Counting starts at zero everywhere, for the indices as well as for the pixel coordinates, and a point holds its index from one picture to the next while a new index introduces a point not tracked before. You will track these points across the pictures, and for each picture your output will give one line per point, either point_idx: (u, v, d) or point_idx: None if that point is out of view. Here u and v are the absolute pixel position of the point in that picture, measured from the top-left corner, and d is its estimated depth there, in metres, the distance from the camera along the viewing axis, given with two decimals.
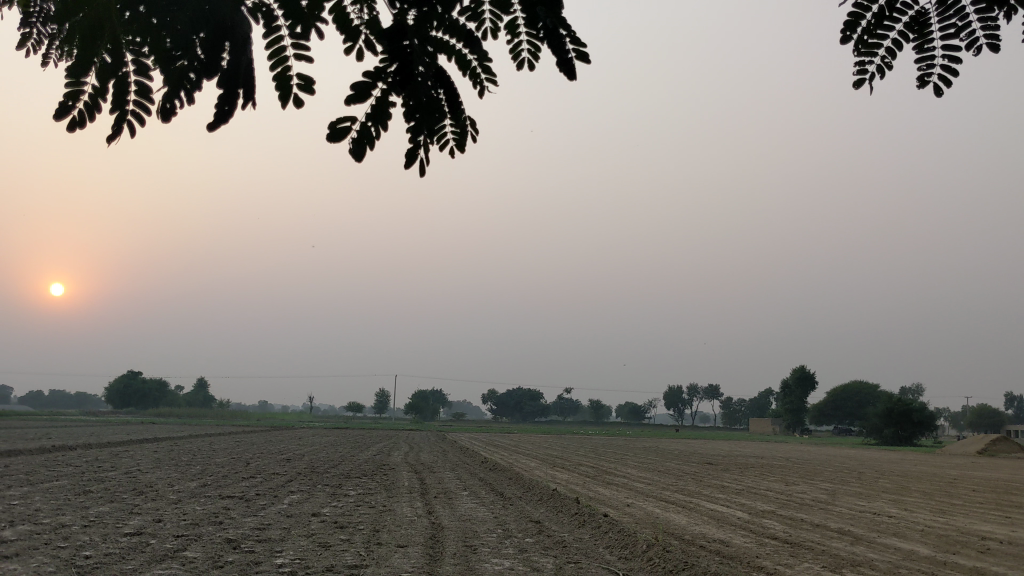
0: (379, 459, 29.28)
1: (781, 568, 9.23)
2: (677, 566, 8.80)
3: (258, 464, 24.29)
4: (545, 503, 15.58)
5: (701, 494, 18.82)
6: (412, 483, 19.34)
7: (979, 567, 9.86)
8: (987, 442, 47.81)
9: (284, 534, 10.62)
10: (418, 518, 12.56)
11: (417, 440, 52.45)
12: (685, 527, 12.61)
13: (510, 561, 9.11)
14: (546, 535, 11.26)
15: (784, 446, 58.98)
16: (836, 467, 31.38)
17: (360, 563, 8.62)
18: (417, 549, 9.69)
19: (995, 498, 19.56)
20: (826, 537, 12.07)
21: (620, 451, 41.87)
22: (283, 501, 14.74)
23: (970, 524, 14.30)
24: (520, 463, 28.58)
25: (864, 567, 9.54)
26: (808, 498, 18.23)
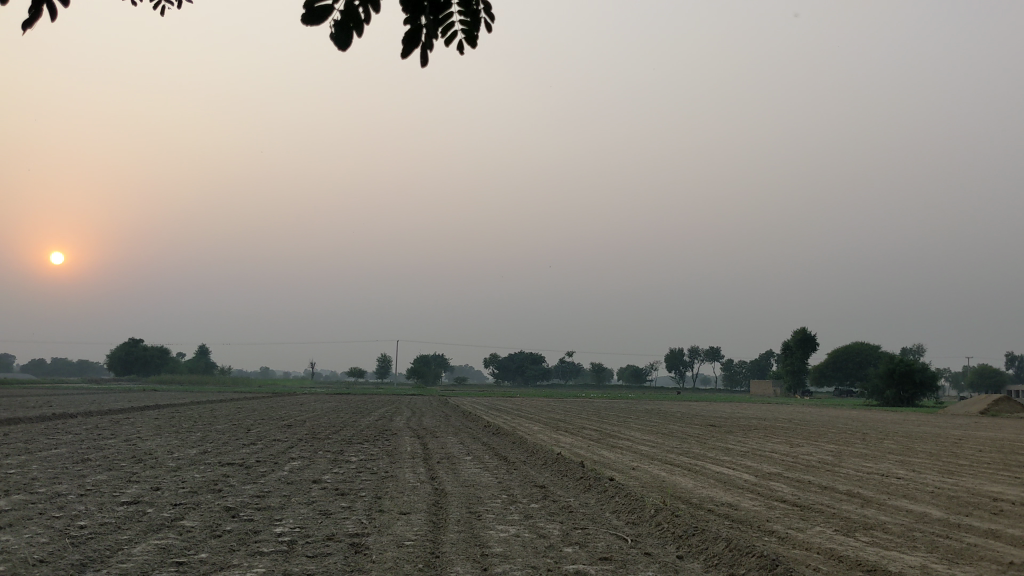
0: (381, 424, 29.09)
1: (792, 532, 9.02)
2: (687, 531, 8.58)
3: (259, 431, 24.08)
4: (550, 468, 15.39)
5: (706, 457, 18.62)
6: (415, 449, 19.16)
7: (993, 529, 9.64)
8: (990, 402, 47.62)
9: (284, 502, 10.41)
10: (420, 485, 12.36)
11: (419, 404, 52.28)
12: (693, 490, 12.41)
13: (515, 527, 8.90)
14: (551, 500, 11.06)
15: (785, 407, 58.93)
16: (839, 428, 31.20)
17: (361, 532, 8.39)
18: (421, 516, 9.47)
19: (1003, 459, 19.37)
20: (835, 499, 11.88)
21: (622, 414, 41.73)
22: (285, 467, 14.54)
23: (981, 485, 14.09)
24: (523, 427, 28.39)
25: (876, 530, 9.33)
26: (814, 461, 18.04)
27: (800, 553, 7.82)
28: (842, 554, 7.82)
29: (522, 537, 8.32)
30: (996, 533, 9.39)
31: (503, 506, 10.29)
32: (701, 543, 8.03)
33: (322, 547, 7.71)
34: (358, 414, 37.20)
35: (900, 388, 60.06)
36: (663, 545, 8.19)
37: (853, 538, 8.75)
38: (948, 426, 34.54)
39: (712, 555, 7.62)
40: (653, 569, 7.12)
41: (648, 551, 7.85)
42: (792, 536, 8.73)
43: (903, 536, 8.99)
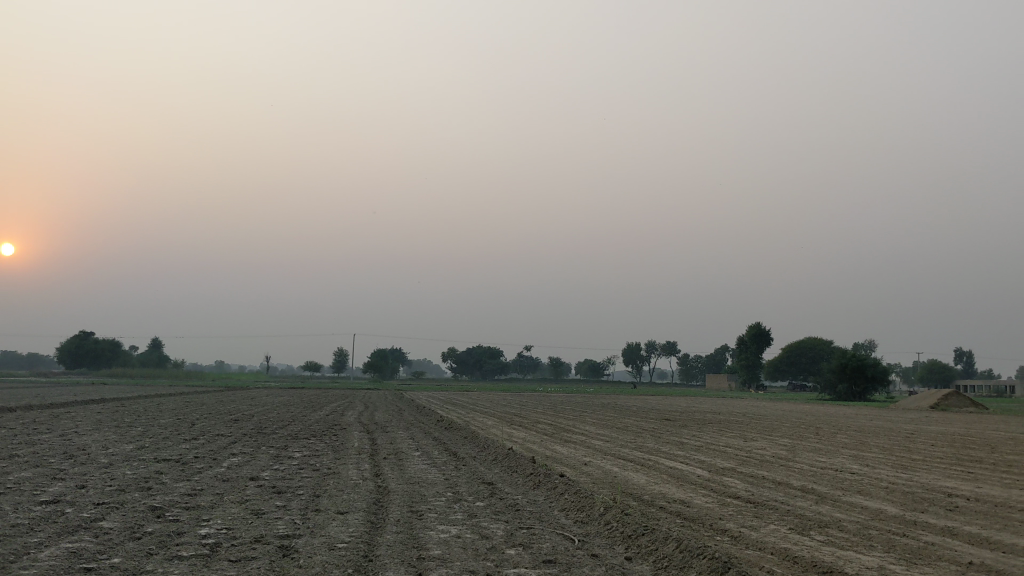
0: (332, 419, 28.50)
1: (746, 531, 8.68)
2: (637, 531, 8.19)
3: (204, 425, 23.39)
4: (500, 463, 14.98)
5: (659, 451, 18.35)
6: (363, 444, 18.67)
7: (951, 527, 9.37)
8: (939, 397, 48.18)
9: (216, 501, 9.86)
10: (363, 482, 11.88)
11: (374, 398, 51.79)
12: (644, 487, 12.05)
13: (457, 527, 8.46)
14: (498, 498, 10.65)
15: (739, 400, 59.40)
16: (793, 422, 31.27)
17: (293, 534, 7.92)
18: (358, 516, 8.99)
19: (956, 453, 19.35)
20: (790, 495, 11.57)
21: (578, 408, 41.45)
22: (223, 464, 13.99)
23: (935, 481, 13.92)
24: (476, 421, 28.00)
25: (831, 528, 9.00)
26: (768, 455, 17.82)
27: (753, 554, 7.46)
28: (797, 554, 7.48)
29: (462, 538, 7.89)
30: (953, 531, 9.12)
31: (446, 504, 9.85)
32: (650, 544, 7.64)
33: (250, 551, 7.19)
34: (310, 408, 36.53)
35: (852, 382, 60.69)
36: (612, 546, 7.80)
37: (809, 537, 8.42)
38: (899, 420, 34.86)
39: (662, 557, 7.23)
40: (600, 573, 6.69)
41: (595, 553, 7.44)
42: (745, 535, 8.40)
43: (859, 535, 8.66)
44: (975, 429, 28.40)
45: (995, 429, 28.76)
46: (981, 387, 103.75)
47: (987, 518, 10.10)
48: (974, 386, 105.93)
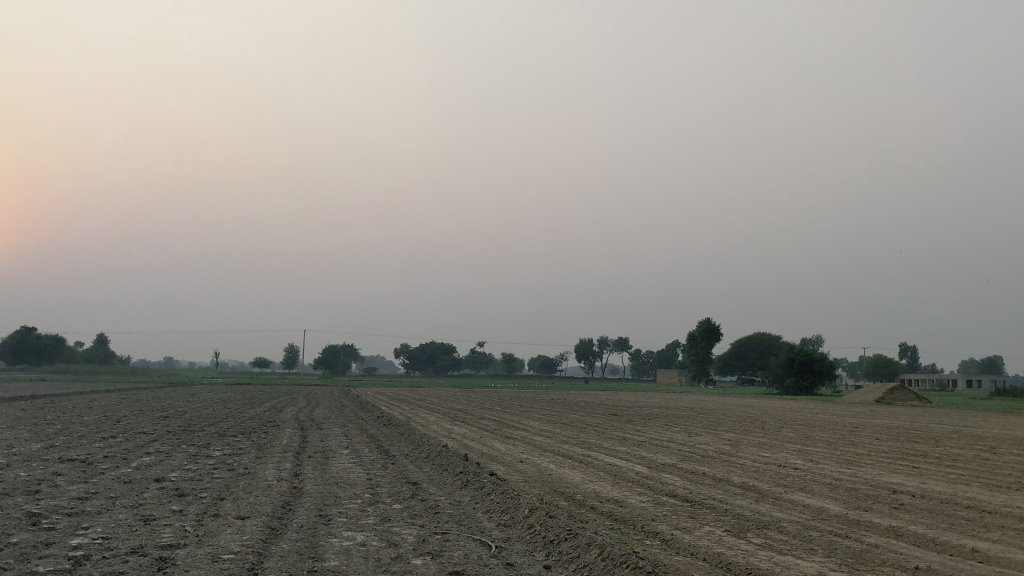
0: (268, 415, 27.53)
1: (679, 534, 8.03)
2: (560, 535, 7.53)
3: (128, 422, 22.35)
4: (431, 461, 14.25)
5: (600, 447, 17.80)
6: (292, 441, 17.82)
7: (896, 527, 8.81)
8: (885, 390, 48.42)
9: (106, 506, 8.99)
10: (278, 483, 11.12)
11: (317, 393, 50.63)
12: (577, 485, 11.42)
13: (364, 534, 7.70)
14: (419, 499, 9.91)
15: (689, 395, 59.38)
16: (740, 416, 31.02)
17: (177, 543, 7.14)
18: (258, 522, 8.18)
19: (900, 448, 19.04)
20: (729, 493, 10.98)
21: (526, 404, 40.93)
22: (133, 464, 13.09)
23: (880, 476, 13.49)
24: (417, 418, 27.22)
25: (770, 530, 8.40)
26: (711, 450, 17.33)
27: (683, 561, 6.80)
28: (730, 560, 6.86)
29: (366, 547, 7.13)
30: (899, 532, 8.55)
31: (359, 508, 9.08)
32: (572, 551, 6.97)
33: (120, 564, 6.38)
34: (249, 404, 35.47)
35: (800, 377, 61.01)
36: (530, 553, 7.13)
37: (744, 540, 7.80)
38: (845, 414, 34.78)
39: (582, 566, 6.56)
40: None
41: (509, 562, 6.75)
42: (678, 537, 7.78)
43: (798, 537, 8.07)
44: (920, 423, 28.37)
45: (938, 423, 28.69)
46: (925, 380, 105.38)
47: (933, 516, 9.58)
48: (919, 380, 107.47)
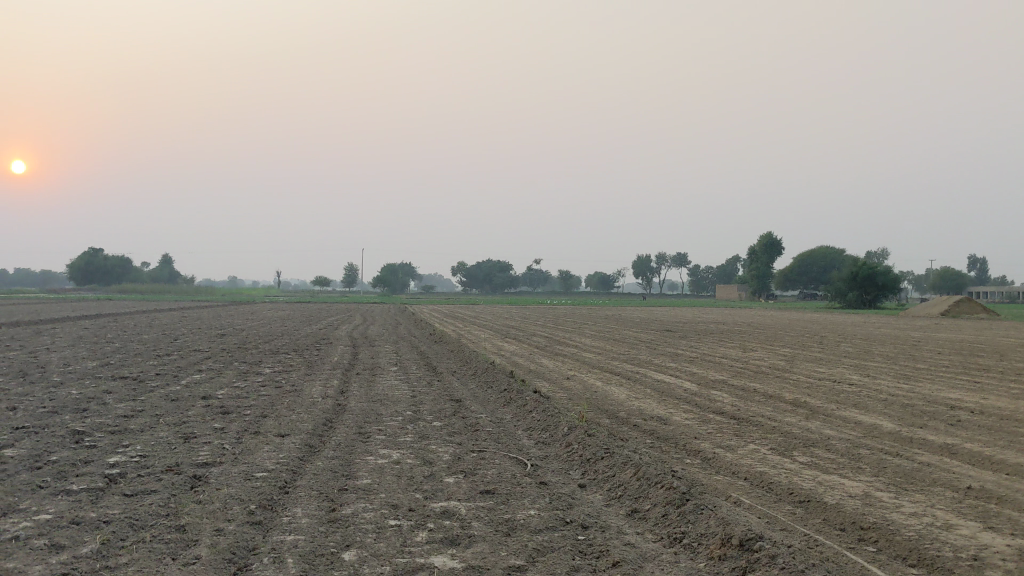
0: (322, 333, 27.85)
1: (722, 452, 7.80)
2: (597, 454, 7.36)
3: (185, 341, 22.77)
4: (477, 378, 14.21)
5: (650, 364, 17.63)
6: (342, 358, 17.95)
7: (950, 445, 8.49)
8: (950, 303, 47.26)
9: (148, 424, 9.06)
10: (321, 400, 11.12)
11: (374, 312, 51.09)
12: (623, 402, 11.25)
13: (400, 452, 7.60)
14: (460, 417, 9.84)
15: (747, 311, 58.69)
16: (797, 331, 30.54)
17: (211, 461, 7.12)
18: (295, 440, 8.17)
19: (962, 362, 18.51)
20: (779, 410, 10.71)
21: (580, 320, 40.85)
22: (182, 381, 13.26)
23: (938, 391, 13.09)
24: (470, 335, 27.28)
25: (818, 448, 8.11)
26: (763, 366, 17.03)
27: (722, 480, 6.59)
28: (773, 480, 6.62)
29: (400, 465, 7.04)
30: (953, 450, 8.24)
31: (398, 425, 9.03)
32: (608, 471, 6.81)
33: (153, 483, 6.36)
34: (305, 322, 36.03)
35: (862, 291, 59.82)
36: (566, 472, 7.00)
37: (789, 459, 7.56)
38: (907, 328, 34.01)
39: (617, 486, 6.42)
40: (543, 504, 5.81)
41: (543, 481, 6.61)
42: (720, 456, 7.56)
43: (846, 456, 7.78)
44: (985, 336, 27.64)
45: (1004, 336, 27.90)
46: (993, 292, 102.81)
47: (991, 433, 9.22)
48: (987, 292, 104.87)
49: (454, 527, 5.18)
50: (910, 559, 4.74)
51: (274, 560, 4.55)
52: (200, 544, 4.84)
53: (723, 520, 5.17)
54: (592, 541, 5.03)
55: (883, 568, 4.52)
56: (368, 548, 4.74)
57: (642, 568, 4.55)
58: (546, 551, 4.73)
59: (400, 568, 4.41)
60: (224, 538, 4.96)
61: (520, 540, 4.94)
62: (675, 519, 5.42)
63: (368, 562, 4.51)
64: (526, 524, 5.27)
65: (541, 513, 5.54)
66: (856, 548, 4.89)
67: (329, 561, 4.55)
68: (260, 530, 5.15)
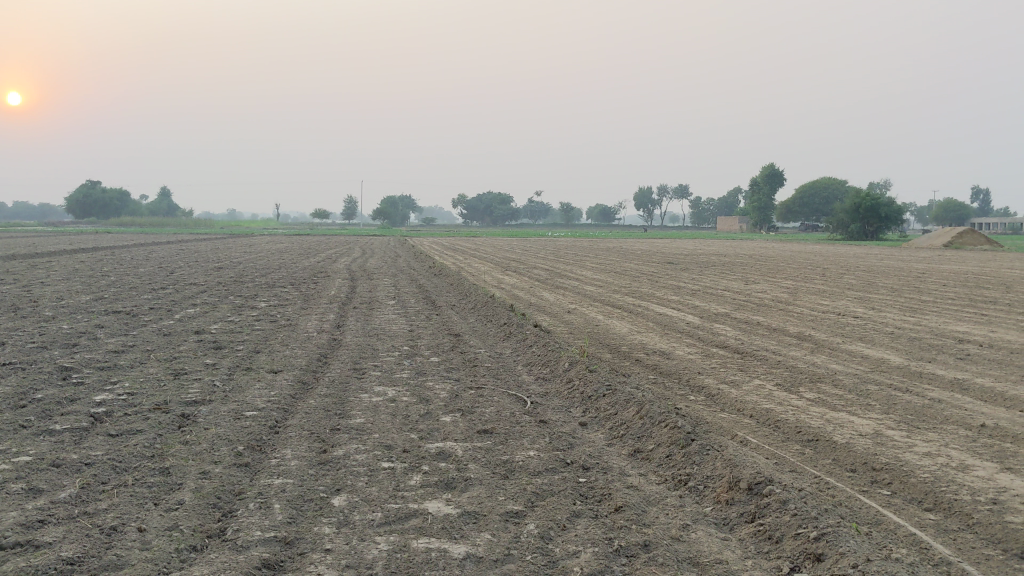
0: (320, 266, 27.61)
1: (727, 387, 7.61)
2: (598, 391, 7.15)
3: (181, 274, 22.55)
4: (475, 312, 14.01)
5: (652, 296, 17.43)
6: (340, 291, 17.72)
7: (960, 380, 8.30)
8: (953, 234, 46.91)
9: (138, 360, 8.84)
10: (317, 335, 10.91)
11: (373, 244, 50.93)
12: (624, 336, 11.04)
13: (395, 389, 7.37)
14: (458, 352, 9.62)
15: (749, 242, 58.33)
16: (800, 263, 30.29)
17: (200, 399, 6.91)
18: (289, 377, 7.95)
19: (967, 294, 18.30)
20: (784, 344, 10.51)
21: (580, 253, 40.61)
22: (176, 315, 13.04)
23: (944, 324, 12.92)
24: (469, 267, 27.07)
25: (825, 384, 7.90)
26: (767, 299, 16.83)
27: (728, 418, 6.36)
28: (779, 418, 6.40)
29: (395, 403, 6.81)
30: (963, 384, 8.05)
31: (395, 361, 8.81)
32: (610, 408, 6.60)
33: (138, 422, 6.13)
34: (304, 254, 35.79)
35: (865, 222, 59.39)
36: (567, 410, 6.79)
37: (796, 395, 7.34)
38: (910, 258, 33.78)
39: (619, 424, 6.20)
40: (542, 444, 5.59)
41: (543, 420, 6.39)
42: (725, 392, 7.35)
43: (854, 392, 7.57)
44: (989, 268, 27.39)
45: (1008, 267, 27.67)
46: (996, 225, 102.45)
47: (1001, 368, 9.02)
48: (989, 223, 104.46)
49: (450, 470, 4.96)
50: (926, 503, 4.54)
51: (260, 505, 4.34)
52: (184, 488, 4.63)
53: (730, 461, 4.95)
54: (594, 484, 4.81)
55: (898, 513, 4.31)
56: (359, 494, 4.52)
57: (646, 513, 4.33)
58: (546, 496, 4.52)
59: (393, 515, 4.20)
60: (209, 482, 4.74)
61: (519, 484, 4.73)
62: (680, 460, 5.21)
63: (359, 509, 4.30)
64: (524, 466, 5.05)
65: (540, 454, 5.32)
66: (869, 491, 4.68)
67: (318, 507, 4.34)
68: (247, 473, 4.93)
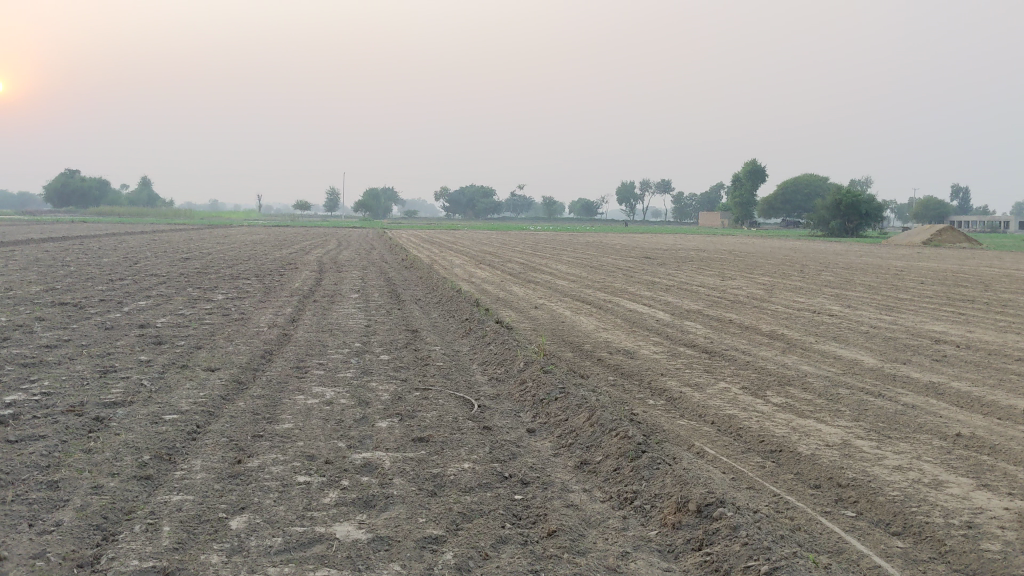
0: (291, 257, 26.98)
1: (689, 391, 7.14)
2: (550, 395, 6.67)
3: (144, 265, 21.94)
4: (439, 307, 13.53)
5: (624, 292, 17.01)
6: (304, 284, 17.20)
7: (936, 383, 7.88)
8: (933, 232, 46.74)
9: (67, 355, 8.29)
10: (267, 330, 10.38)
11: (349, 234, 50.25)
12: (589, 334, 10.58)
13: (335, 391, 6.87)
14: (411, 349, 9.13)
15: (729, 237, 58.10)
16: (778, 259, 29.95)
17: (120, 401, 6.38)
18: (223, 376, 7.42)
19: (946, 292, 17.99)
20: (754, 343, 10.07)
21: (558, 246, 40.18)
22: (125, 307, 12.48)
23: (922, 323, 12.53)
24: (442, 261, 26.52)
25: (793, 387, 7.47)
26: (742, 295, 16.41)
27: (686, 425, 5.91)
28: (741, 426, 5.95)
29: (330, 406, 6.32)
30: (939, 389, 7.63)
31: (340, 359, 8.30)
32: (561, 414, 6.14)
33: (44, 426, 5.61)
34: (277, 245, 35.16)
35: (846, 219, 59.28)
36: (515, 415, 6.32)
37: (762, 400, 6.89)
38: (889, 256, 33.58)
39: (568, 433, 5.74)
40: (480, 455, 5.10)
41: (487, 426, 5.92)
42: (687, 396, 6.90)
43: (825, 396, 7.13)
44: (969, 266, 27.17)
45: (987, 266, 27.43)
46: (976, 222, 102.87)
47: (979, 370, 8.61)
48: (969, 221, 104.85)
49: (371, 486, 4.47)
50: (894, 527, 4.10)
51: (147, 529, 3.85)
52: (69, 506, 4.13)
53: (681, 478, 4.50)
54: (530, 502, 4.34)
55: (862, 539, 3.86)
56: (262, 514, 4.04)
57: (582, 538, 3.86)
58: (474, 517, 4.05)
59: (293, 540, 3.72)
60: (98, 498, 4.25)
61: (445, 503, 4.25)
62: (628, 474, 4.74)
63: (258, 532, 3.82)
64: (455, 481, 4.58)
65: (475, 467, 4.84)
66: (831, 512, 4.24)
67: (212, 530, 3.85)
68: (145, 488, 4.44)
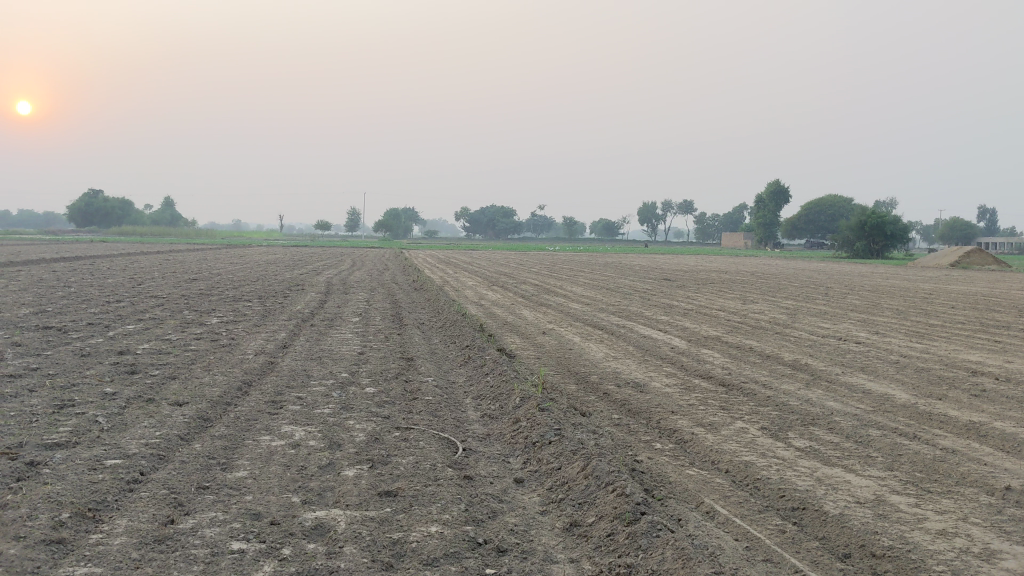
0: (301, 278, 26.37)
1: (701, 432, 6.40)
2: (543, 438, 5.95)
3: (148, 286, 21.38)
4: (442, 333, 12.83)
5: (639, 316, 16.28)
6: (307, 306, 16.57)
7: (976, 423, 7.10)
8: (961, 254, 45.60)
9: (27, 387, 7.62)
10: (253, 357, 9.70)
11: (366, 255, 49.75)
12: (598, 363, 9.85)
13: (306, 430, 6.19)
14: (401, 381, 8.43)
15: (752, 259, 57.23)
16: (801, 282, 29.11)
17: (61, 442, 5.71)
18: (188, 412, 6.74)
19: (978, 317, 17.13)
20: (774, 375, 9.30)
21: (577, 267, 39.49)
22: (110, 332, 11.82)
23: (956, 352, 11.71)
24: (454, 281, 25.92)
25: (818, 428, 6.70)
26: (763, 321, 15.61)
27: (695, 476, 5.18)
28: (759, 477, 5.21)
29: (296, 450, 5.63)
30: (982, 430, 6.84)
31: (322, 393, 7.61)
32: (553, 462, 5.43)
33: None
34: (290, 266, 34.65)
35: (871, 240, 58.24)
36: (502, 461, 5.62)
37: (783, 443, 6.15)
38: (915, 279, 32.48)
39: (560, 485, 5.03)
40: (453, 514, 4.40)
41: (468, 474, 5.22)
42: (698, 439, 6.16)
43: (853, 439, 6.37)
44: (1001, 288, 26.19)
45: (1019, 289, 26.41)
46: (1005, 243, 101.21)
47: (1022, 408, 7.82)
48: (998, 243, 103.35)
49: (316, 556, 3.78)
50: None
51: None
52: None
53: (683, 551, 3.78)
54: None
55: None
56: None
57: None
58: None
59: None
60: None
61: None
62: (622, 542, 4.03)
63: None
64: (417, 550, 3.87)
65: (444, 532, 4.13)
66: None
67: None
68: (51, 557, 3.76)
